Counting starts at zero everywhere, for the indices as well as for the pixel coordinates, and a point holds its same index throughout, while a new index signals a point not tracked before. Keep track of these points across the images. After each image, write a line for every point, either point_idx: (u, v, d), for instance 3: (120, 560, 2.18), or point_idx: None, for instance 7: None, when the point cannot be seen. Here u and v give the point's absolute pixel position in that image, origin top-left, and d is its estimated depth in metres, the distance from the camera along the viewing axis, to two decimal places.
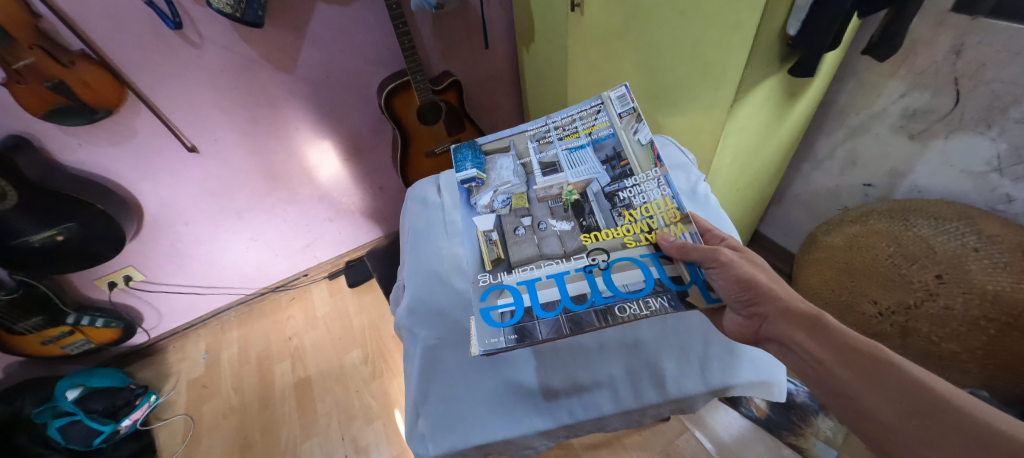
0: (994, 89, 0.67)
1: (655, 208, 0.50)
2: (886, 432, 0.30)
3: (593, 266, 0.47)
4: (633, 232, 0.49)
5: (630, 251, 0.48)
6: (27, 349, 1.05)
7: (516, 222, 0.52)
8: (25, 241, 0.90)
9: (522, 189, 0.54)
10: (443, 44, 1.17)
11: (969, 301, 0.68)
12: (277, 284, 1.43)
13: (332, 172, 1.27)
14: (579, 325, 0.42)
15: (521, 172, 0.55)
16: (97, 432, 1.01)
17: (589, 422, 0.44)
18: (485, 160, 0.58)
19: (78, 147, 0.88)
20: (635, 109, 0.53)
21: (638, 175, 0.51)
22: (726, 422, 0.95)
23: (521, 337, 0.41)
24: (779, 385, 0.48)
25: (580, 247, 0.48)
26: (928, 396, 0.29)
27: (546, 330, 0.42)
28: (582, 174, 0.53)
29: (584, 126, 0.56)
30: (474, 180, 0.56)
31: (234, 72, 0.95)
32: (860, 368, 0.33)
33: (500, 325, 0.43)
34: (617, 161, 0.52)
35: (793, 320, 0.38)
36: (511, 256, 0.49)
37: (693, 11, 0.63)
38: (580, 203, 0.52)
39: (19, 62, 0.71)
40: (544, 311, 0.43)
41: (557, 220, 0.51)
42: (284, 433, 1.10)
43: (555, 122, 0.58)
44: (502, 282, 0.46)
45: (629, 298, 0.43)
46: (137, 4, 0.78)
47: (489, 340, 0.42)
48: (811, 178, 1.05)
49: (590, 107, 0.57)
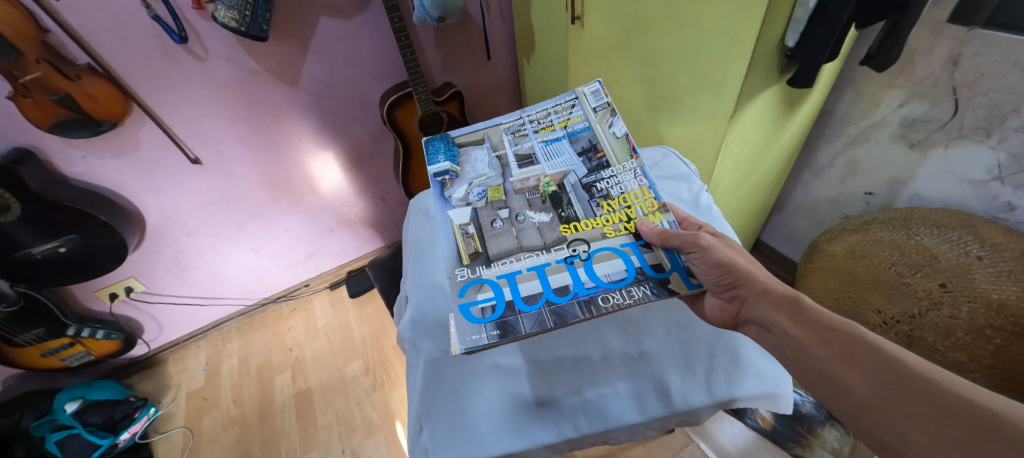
0: (992, 99, 0.67)
1: (632, 198, 0.50)
2: (863, 408, 0.30)
3: (574, 257, 0.45)
4: (612, 222, 0.49)
5: (611, 240, 0.47)
6: (26, 362, 1.04)
7: (493, 214, 0.51)
8: (27, 253, 0.90)
9: (499, 182, 0.53)
10: (444, 56, 1.19)
11: (975, 311, 0.68)
12: (277, 295, 1.42)
13: (334, 182, 1.28)
14: (562, 317, 0.40)
15: (497, 165, 0.55)
16: (96, 445, 1.00)
17: (593, 435, 0.43)
18: (460, 154, 0.58)
19: (83, 160, 0.89)
20: (609, 103, 0.55)
21: (615, 166, 0.52)
22: (730, 434, 0.92)
23: (503, 333, 0.39)
24: (785, 397, 0.47)
25: (559, 238, 0.48)
26: (901, 370, 0.30)
27: (528, 325, 0.40)
28: (559, 166, 0.53)
29: (559, 120, 0.57)
30: (448, 173, 0.55)
31: (238, 85, 0.96)
32: (837, 346, 0.33)
33: (482, 321, 0.41)
34: (594, 153, 0.53)
35: (770, 301, 0.40)
36: (489, 249, 0.48)
37: (692, 22, 0.64)
38: (557, 194, 0.51)
39: (25, 76, 0.72)
40: (527, 304, 0.41)
41: (536, 211, 0.50)
42: (284, 446, 1.09)
43: (530, 115, 0.59)
44: (481, 276, 0.45)
45: (612, 288, 0.42)
46: (144, 19, 0.79)
47: (471, 337, 0.39)
48: (811, 186, 1.05)
49: (565, 101, 0.58)
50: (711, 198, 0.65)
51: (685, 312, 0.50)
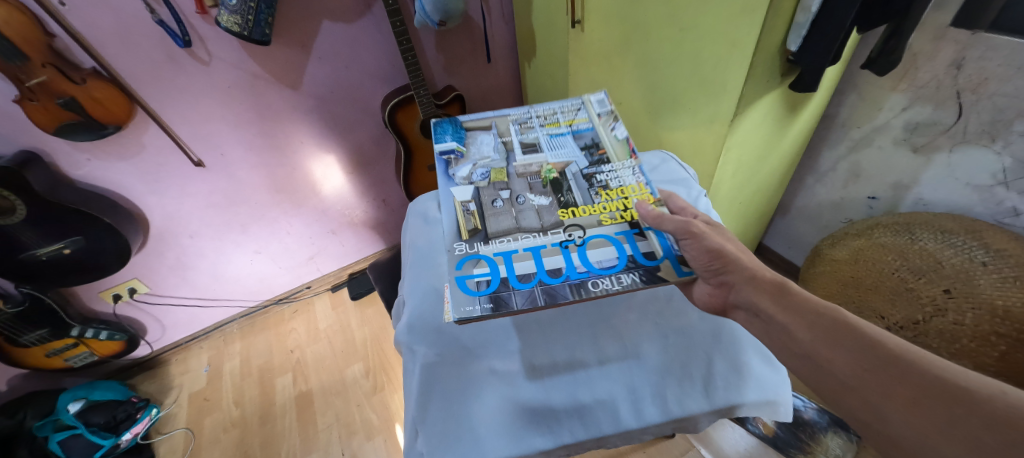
0: (996, 103, 0.67)
1: (630, 191, 0.50)
2: (845, 389, 0.30)
3: (570, 241, 0.45)
4: (609, 210, 0.49)
5: (606, 227, 0.47)
6: (31, 361, 1.05)
7: (494, 195, 0.50)
8: (32, 254, 0.90)
9: (502, 165, 0.53)
10: (446, 59, 1.19)
11: (979, 317, 0.67)
12: (280, 296, 1.43)
13: (336, 185, 1.28)
14: (553, 297, 0.40)
15: (502, 150, 0.55)
16: (97, 445, 1.00)
17: (589, 441, 0.43)
18: (467, 136, 0.58)
19: (88, 162, 0.90)
20: (612, 111, 0.58)
21: (615, 162, 0.53)
22: (732, 439, 0.91)
23: (496, 306, 0.39)
24: (785, 405, 0.46)
25: (557, 222, 0.47)
26: (882, 352, 0.30)
27: (521, 301, 0.40)
28: (561, 156, 0.53)
29: (565, 119, 0.59)
30: (453, 152, 0.55)
31: (242, 88, 0.97)
32: (821, 329, 0.33)
33: (476, 293, 0.41)
34: (595, 150, 0.54)
35: (758, 286, 0.39)
36: (488, 227, 0.47)
37: (691, 27, 0.64)
38: (558, 181, 0.51)
39: (32, 80, 0.73)
40: (521, 282, 0.41)
41: (536, 195, 0.50)
42: (284, 448, 1.09)
43: (537, 111, 0.60)
44: (479, 252, 0.45)
45: (602, 274, 0.42)
46: (149, 23, 0.80)
47: (464, 308, 0.39)
48: (814, 190, 1.05)
49: (571, 105, 0.60)
50: (709, 204, 0.65)
51: (682, 319, 0.50)
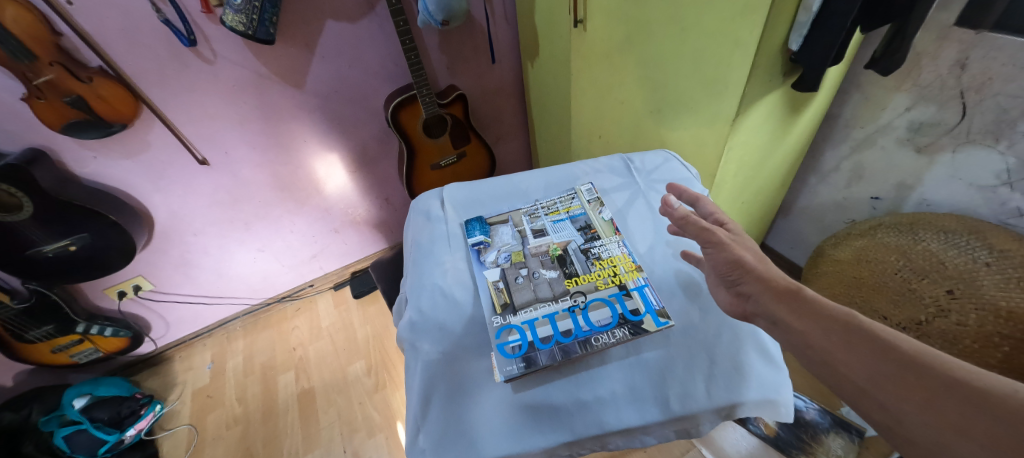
0: (1000, 103, 0.66)
1: (618, 261, 0.57)
2: (862, 393, 0.30)
3: (575, 306, 0.52)
4: (602, 276, 0.55)
5: (601, 291, 0.53)
6: (37, 357, 1.06)
7: (516, 273, 0.57)
8: (38, 251, 0.91)
9: (519, 248, 0.60)
10: (449, 59, 1.20)
11: (982, 318, 0.66)
12: (283, 294, 1.44)
13: (339, 184, 1.29)
14: (567, 352, 0.47)
15: (519, 236, 0.61)
16: (102, 441, 1.02)
17: (589, 439, 0.43)
18: (490, 228, 0.63)
19: (94, 160, 0.91)
20: (599, 198, 0.66)
21: (604, 238, 0.60)
22: (734, 440, 0.91)
23: (528, 364, 0.46)
24: (785, 405, 0.45)
25: (565, 290, 0.54)
26: (899, 355, 0.30)
27: (545, 359, 0.46)
28: (563, 236, 0.60)
29: (563, 206, 0.66)
30: (481, 243, 0.61)
31: (246, 86, 0.98)
32: (835, 334, 0.33)
33: (513, 355, 0.47)
34: (588, 230, 0.62)
35: (774, 294, 0.38)
36: (515, 300, 0.53)
37: (693, 26, 0.64)
38: (563, 256, 0.58)
39: (39, 78, 0.73)
40: (543, 342, 0.48)
41: (547, 270, 0.56)
42: (286, 445, 1.10)
43: (541, 203, 0.67)
44: (510, 323, 0.51)
45: (601, 330, 0.49)
46: (154, 22, 0.81)
47: (506, 367, 0.46)
48: (817, 190, 1.04)
49: (566, 194, 0.69)
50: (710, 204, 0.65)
51: (682, 318, 0.50)
